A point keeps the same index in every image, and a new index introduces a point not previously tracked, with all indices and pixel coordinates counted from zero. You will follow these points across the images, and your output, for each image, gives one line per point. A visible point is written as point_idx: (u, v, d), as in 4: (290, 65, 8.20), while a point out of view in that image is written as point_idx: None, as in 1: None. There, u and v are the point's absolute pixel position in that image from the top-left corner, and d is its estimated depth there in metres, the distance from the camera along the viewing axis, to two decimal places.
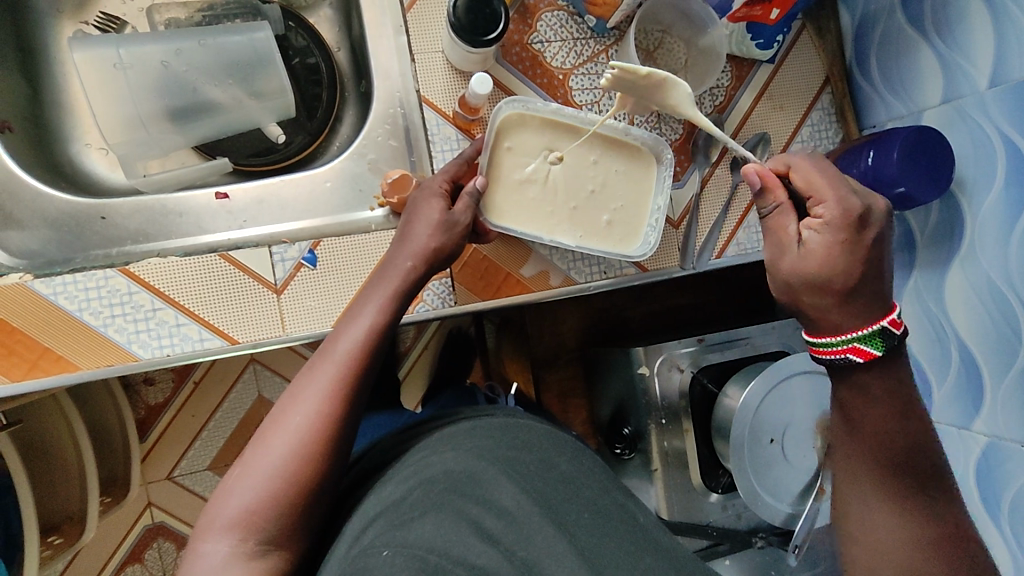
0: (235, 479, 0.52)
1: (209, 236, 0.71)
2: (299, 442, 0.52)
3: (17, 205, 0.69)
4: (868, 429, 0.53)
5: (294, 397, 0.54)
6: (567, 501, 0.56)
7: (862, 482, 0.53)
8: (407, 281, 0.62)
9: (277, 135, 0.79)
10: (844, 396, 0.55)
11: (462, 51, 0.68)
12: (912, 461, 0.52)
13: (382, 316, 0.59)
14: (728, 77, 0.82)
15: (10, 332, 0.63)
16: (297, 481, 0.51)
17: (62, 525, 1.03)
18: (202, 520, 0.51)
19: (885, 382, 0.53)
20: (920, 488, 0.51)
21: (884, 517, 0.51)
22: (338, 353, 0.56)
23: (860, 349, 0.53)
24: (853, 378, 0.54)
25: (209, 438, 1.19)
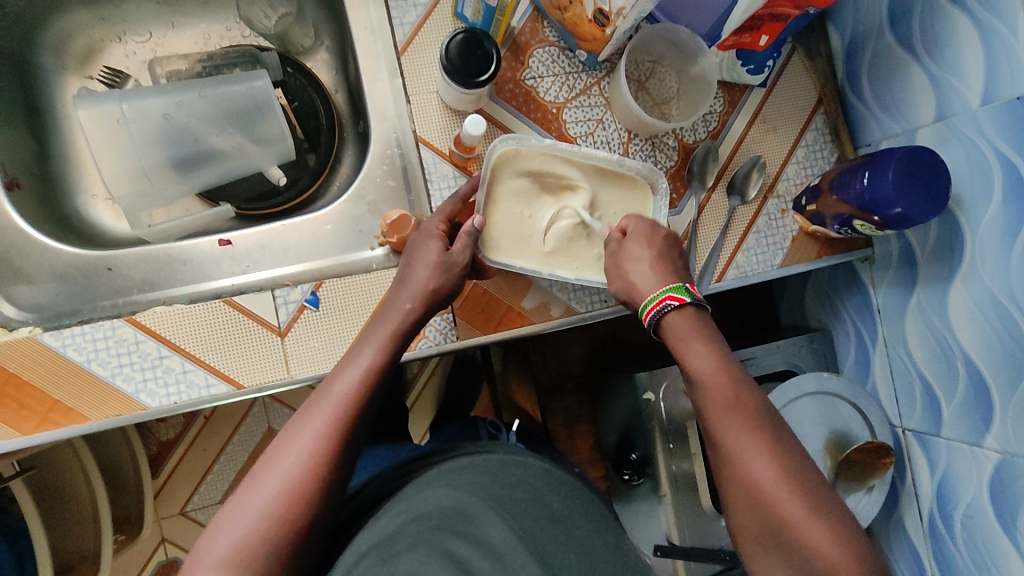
0: (227, 516, 0.52)
1: (214, 282, 0.72)
2: (293, 481, 0.52)
3: (24, 260, 0.69)
4: (701, 376, 0.58)
5: (290, 436, 0.55)
6: (564, 540, 0.56)
7: (727, 430, 0.56)
8: (406, 323, 0.63)
9: (278, 178, 0.80)
10: (679, 349, 0.60)
11: (456, 92, 0.69)
12: (749, 399, 0.57)
13: (379, 356, 0.60)
14: (719, 103, 0.83)
15: (22, 386, 0.64)
16: (289, 520, 0.52)
17: (77, 565, 1.03)
18: (190, 556, 0.51)
19: (698, 323, 0.61)
20: (767, 419, 0.56)
21: (754, 459, 0.54)
22: (336, 394, 0.57)
23: (674, 295, 0.61)
24: (677, 325, 0.61)
25: (221, 473, 1.20)
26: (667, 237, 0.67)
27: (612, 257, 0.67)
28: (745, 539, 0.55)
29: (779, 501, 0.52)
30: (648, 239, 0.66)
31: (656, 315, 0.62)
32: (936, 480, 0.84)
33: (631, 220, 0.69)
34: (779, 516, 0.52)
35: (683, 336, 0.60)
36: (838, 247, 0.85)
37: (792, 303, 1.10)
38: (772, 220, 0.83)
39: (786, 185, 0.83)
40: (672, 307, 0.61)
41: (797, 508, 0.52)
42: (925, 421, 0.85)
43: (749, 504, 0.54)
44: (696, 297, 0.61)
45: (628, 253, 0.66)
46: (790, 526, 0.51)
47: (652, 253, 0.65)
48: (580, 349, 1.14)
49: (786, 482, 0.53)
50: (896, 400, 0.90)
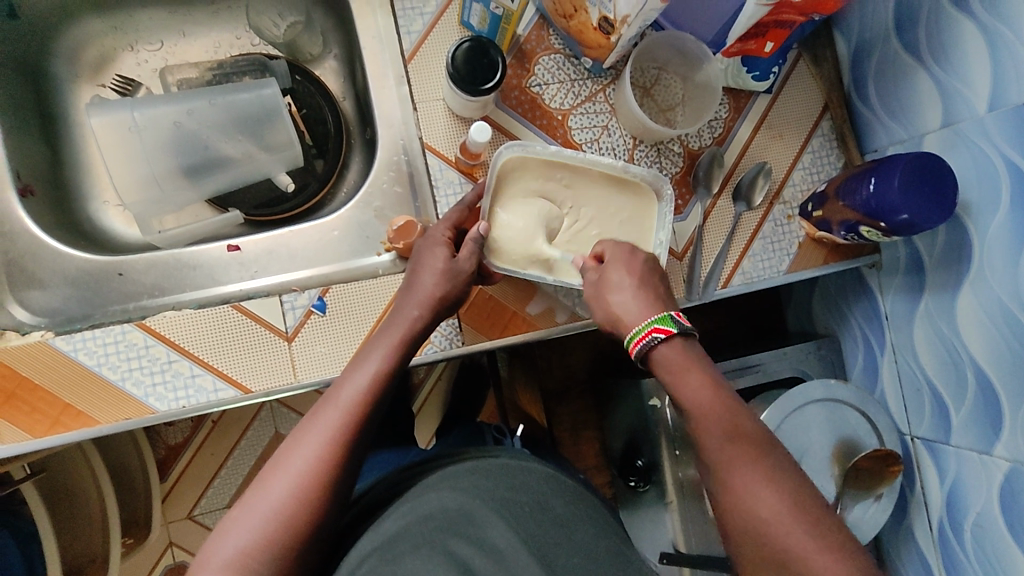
0: (233, 520, 0.52)
1: (223, 287, 0.72)
2: (299, 485, 0.53)
3: (37, 265, 0.70)
4: (697, 405, 0.58)
5: (297, 439, 0.56)
6: (569, 545, 0.56)
7: (726, 464, 0.55)
8: (415, 329, 0.64)
9: (286, 184, 0.81)
10: (671, 379, 0.60)
11: (462, 100, 0.70)
12: (747, 426, 0.57)
13: (387, 363, 0.61)
14: (725, 109, 0.83)
15: (33, 389, 0.65)
16: (294, 524, 0.52)
17: (86, 568, 1.04)
18: (196, 559, 0.52)
19: (691, 356, 0.60)
20: (767, 449, 0.56)
21: (755, 492, 0.53)
22: (343, 398, 0.57)
23: (658, 327, 0.60)
24: (666, 361, 0.60)
25: (229, 478, 1.20)
26: (646, 262, 0.67)
27: (592, 286, 0.66)
28: (753, 573, 0.54)
29: (781, 535, 0.52)
30: (628, 265, 0.65)
31: (643, 348, 0.61)
32: (946, 488, 0.83)
33: (610, 245, 0.67)
34: (783, 550, 0.51)
35: (675, 366, 0.60)
36: (845, 253, 0.85)
37: (799, 310, 1.10)
38: (778, 226, 0.83)
39: (792, 191, 0.83)
40: (658, 340, 0.60)
41: (800, 540, 0.51)
42: (934, 428, 0.84)
43: (752, 538, 0.53)
44: (682, 327, 0.61)
45: (611, 279, 0.65)
46: (794, 560, 0.51)
47: (631, 280, 0.65)
48: (586, 354, 1.14)
49: (788, 514, 0.52)
50: (905, 407, 0.89)
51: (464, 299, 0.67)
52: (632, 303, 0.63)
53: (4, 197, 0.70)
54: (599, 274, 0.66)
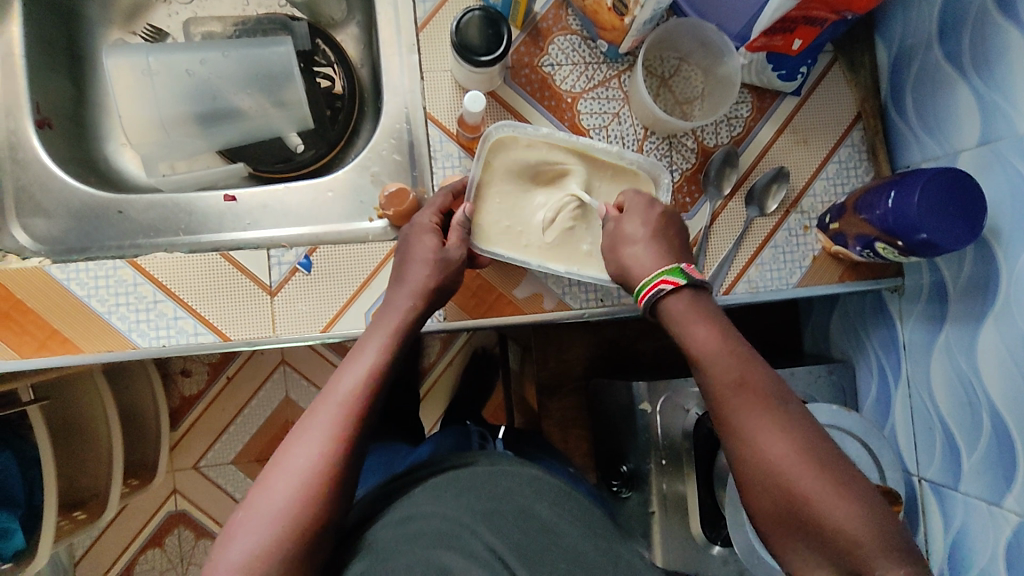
0: (238, 525, 0.50)
1: (217, 236, 0.74)
2: (305, 486, 0.50)
3: (47, 194, 0.73)
4: (704, 350, 0.55)
5: (296, 438, 0.53)
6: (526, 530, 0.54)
7: (734, 409, 0.52)
8: (409, 322, 0.62)
9: (296, 145, 0.83)
10: (678, 330, 0.57)
11: (466, 71, 0.70)
12: (755, 373, 0.53)
13: (383, 356, 0.58)
14: (747, 108, 0.79)
15: (26, 312, 0.67)
16: (301, 524, 0.49)
17: (87, 501, 1.05)
18: (205, 568, 0.49)
19: (699, 301, 0.57)
20: (776, 393, 0.52)
21: (767, 441, 0.50)
22: (340, 394, 0.55)
23: (666, 278, 0.58)
24: (673, 310, 0.57)
25: (235, 434, 1.24)
26: (664, 214, 0.64)
27: (609, 238, 0.64)
28: (762, 518, 0.51)
29: (790, 478, 0.48)
30: (643, 216, 0.64)
31: (651, 298, 0.59)
32: (950, 538, 0.77)
33: (629, 194, 0.66)
34: (790, 493, 0.48)
35: (684, 315, 0.57)
36: (865, 272, 0.79)
37: (816, 332, 1.03)
38: (793, 237, 0.78)
39: (811, 202, 0.79)
40: (666, 291, 0.58)
41: (810, 481, 0.48)
42: (944, 474, 0.77)
43: (759, 483, 0.50)
44: (693, 279, 0.58)
45: (625, 230, 0.63)
46: (803, 502, 0.48)
47: (646, 231, 0.63)
48: (585, 350, 1.08)
49: (799, 456, 0.49)
50: (914, 447, 0.82)
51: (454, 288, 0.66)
52: (643, 265, 0.61)
53: (21, 126, 0.74)
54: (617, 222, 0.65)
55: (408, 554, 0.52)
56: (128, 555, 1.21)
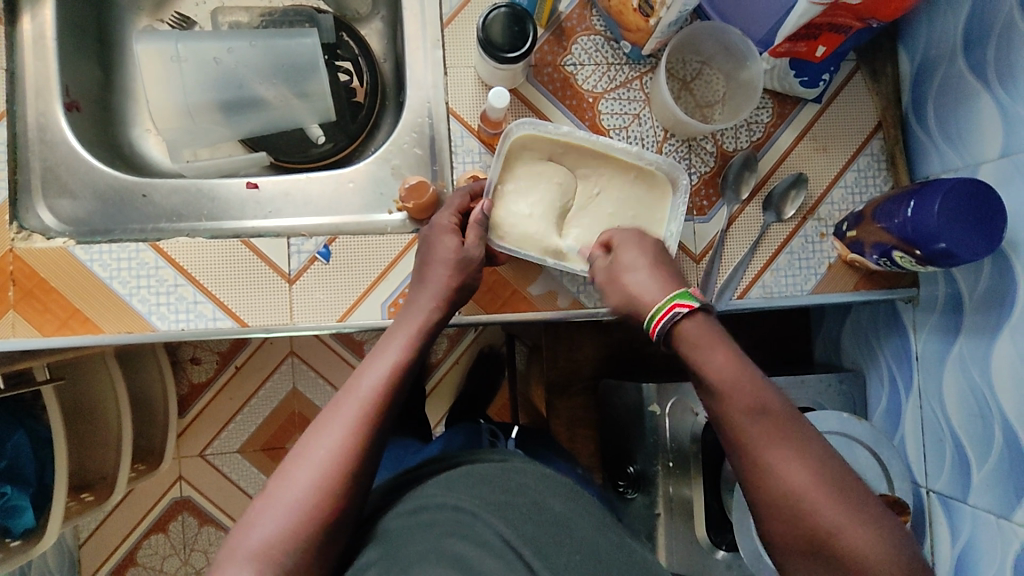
0: (258, 512, 0.50)
1: (238, 222, 0.75)
2: (325, 477, 0.51)
3: (72, 176, 0.74)
4: (722, 378, 0.52)
5: (318, 429, 0.54)
6: (538, 525, 0.55)
7: (758, 444, 0.50)
8: (431, 321, 0.62)
9: (317, 136, 0.84)
10: (696, 358, 0.54)
11: (490, 67, 0.70)
12: (773, 399, 0.51)
13: (406, 354, 0.59)
14: (768, 113, 0.80)
15: (49, 291, 0.67)
16: (318, 513, 0.50)
17: (96, 484, 1.06)
18: (223, 551, 0.50)
19: (714, 329, 0.55)
20: (793, 419, 0.51)
21: (791, 472, 0.48)
22: (362, 389, 0.55)
23: (681, 303, 0.56)
24: (688, 334, 0.55)
25: (243, 423, 1.25)
26: (656, 246, 0.64)
27: (605, 267, 0.64)
28: (783, 550, 0.50)
29: (818, 513, 0.47)
30: (639, 246, 0.63)
31: (666, 324, 0.56)
32: (957, 550, 0.77)
33: (616, 233, 0.65)
34: (818, 529, 0.47)
35: (701, 339, 0.54)
36: (880, 281, 0.79)
37: (827, 341, 1.03)
38: (809, 243, 0.78)
39: (828, 209, 0.79)
40: (681, 315, 0.55)
41: (838, 515, 0.47)
42: (952, 486, 0.77)
43: (783, 518, 0.48)
44: (704, 302, 0.56)
45: (622, 261, 0.62)
46: (832, 537, 0.47)
47: (646, 260, 0.62)
48: (595, 350, 1.07)
49: (825, 489, 0.48)
50: (923, 459, 0.82)
51: (475, 286, 0.66)
52: (651, 292, 0.59)
53: (50, 107, 0.74)
54: (610, 260, 0.64)
55: (421, 540, 0.52)
56: (131, 540, 1.22)
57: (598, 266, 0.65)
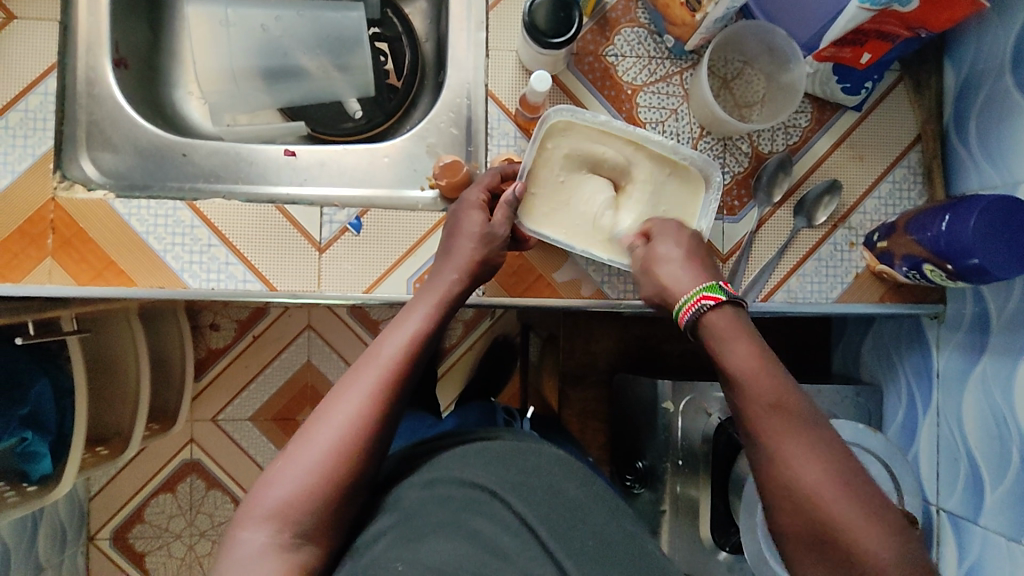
0: (277, 471, 0.51)
1: (273, 188, 0.76)
2: (344, 441, 0.51)
3: (116, 130, 0.76)
4: (741, 369, 0.53)
5: (338, 394, 0.54)
6: (551, 507, 0.56)
7: (771, 436, 0.50)
8: (453, 293, 0.62)
9: (354, 111, 0.85)
10: (717, 347, 0.55)
11: (533, 52, 0.70)
12: (789, 395, 0.51)
13: (427, 325, 0.59)
14: (806, 118, 0.79)
15: (86, 242, 0.69)
16: (336, 477, 0.51)
17: (111, 438, 1.07)
18: (243, 506, 0.51)
19: (742, 321, 0.55)
20: (810, 418, 0.50)
21: (801, 468, 0.48)
22: (383, 356, 0.56)
23: (708, 295, 0.57)
24: (715, 326, 0.55)
25: (257, 391, 1.27)
26: (694, 237, 0.65)
27: (641, 258, 0.65)
28: (795, 548, 0.49)
29: (827, 510, 0.46)
30: (675, 238, 0.64)
31: (691, 315, 0.57)
32: (964, 570, 0.76)
33: (658, 222, 0.66)
34: (829, 526, 0.46)
35: (724, 332, 0.55)
36: (907, 295, 0.79)
37: (846, 353, 1.02)
38: (837, 251, 0.78)
39: (860, 219, 0.79)
40: (706, 307, 0.56)
41: (849, 514, 0.46)
42: (963, 506, 0.77)
43: (795, 513, 0.48)
44: (733, 295, 0.56)
45: (657, 252, 0.63)
46: (842, 535, 0.46)
47: (680, 252, 0.62)
48: (611, 345, 1.08)
49: (837, 489, 0.47)
50: (936, 478, 0.81)
51: (499, 262, 0.67)
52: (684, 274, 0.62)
53: (99, 63, 0.76)
54: (648, 249, 0.65)
55: (437, 510, 0.53)
56: (140, 497, 1.24)
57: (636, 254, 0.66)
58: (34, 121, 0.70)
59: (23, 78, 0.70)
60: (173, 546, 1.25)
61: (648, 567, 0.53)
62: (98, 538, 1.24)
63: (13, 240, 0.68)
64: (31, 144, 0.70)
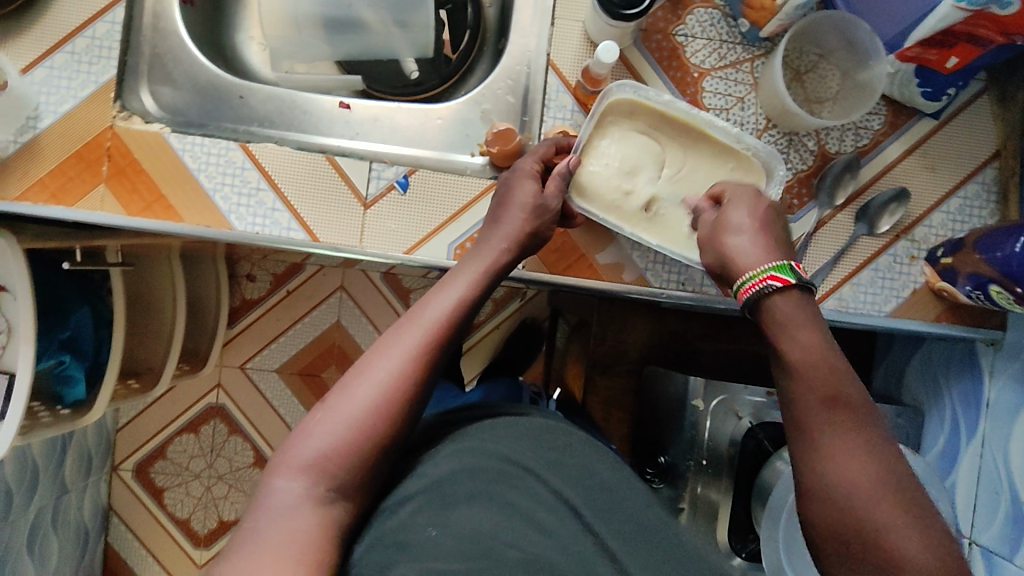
0: (314, 422, 0.51)
1: (324, 139, 0.76)
2: (383, 398, 0.51)
3: (177, 66, 0.78)
4: (799, 354, 0.50)
5: (379, 351, 0.53)
6: (574, 489, 0.55)
7: (821, 426, 0.48)
8: (501, 262, 0.61)
9: (411, 71, 0.86)
10: (775, 330, 0.51)
11: (601, 23, 0.68)
12: (846, 388, 0.48)
13: (472, 291, 0.58)
14: (880, 120, 0.75)
15: (139, 173, 0.69)
16: (373, 434, 0.50)
17: (142, 373, 1.09)
18: (278, 455, 0.51)
19: (809, 305, 0.51)
20: (864, 413, 0.48)
21: (848, 461, 0.46)
22: (427, 317, 0.55)
23: (775, 276, 0.52)
24: (780, 311, 0.51)
25: (286, 344, 1.28)
26: (771, 210, 0.59)
27: (709, 224, 0.60)
28: (821, 539, 0.47)
29: (871, 506, 0.44)
30: (751, 206, 0.59)
31: (754, 294, 0.53)
32: None
33: (732, 187, 0.62)
34: (857, 519, 0.44)
35: (785, 315, 0.51)
36: (963, 317, 0.75)
37: (889, 372, 0.98)
38: (896, 263, 0.74)
39: (925, 232, 0.75)
40: (774, 288, 0.51)
41: (882, 509, 0.44)
42: (998, 541, 0.74)
43: (823, 502, 0.46)
44: (802, 279, 0.52)
45: (729, 219, 0.58)
46: (880, 530, 0.44)
47: (753, 223, 0.57)
48: (644, 336, 1.05)
49: (884, 486, 0.45)
50: (971, 508, 0.78)
51: (548, 236, 0.66)
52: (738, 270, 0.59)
53: None
54: (718, 216, 0.60)
55: (466, 481, 0.53)
56: (164, 433, 1.28)
57: (704, 220, 0.61)
58: (100, 48, 0.71)
59: (94, 6, 0.71)
60: (191, 485, 1.28)
61: (669, 561, 0.52)
62: (121, 469, 1.28)
63: (70, 165, 0.69)
64: (96, 71, 0.70)
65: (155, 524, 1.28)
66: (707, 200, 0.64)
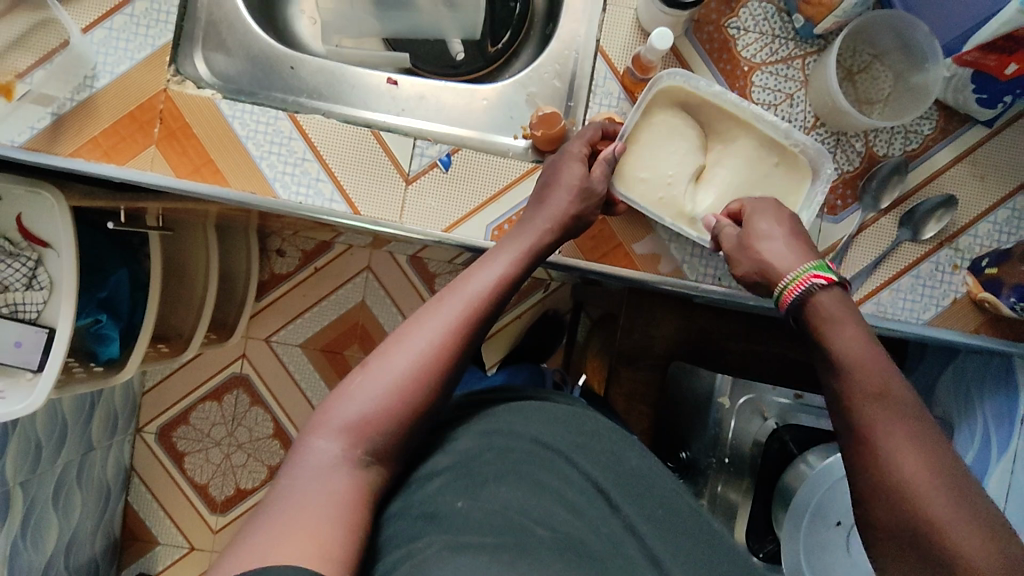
0: (353, 385, 0.52)
1: (369, 114, 0.77)
2: (421, 366, 0.52)
3: (231, 35, 0.80)
4: (850, 352, 0.51)
5: (419, 320, 0.54)
6: (603, 474, 0.55)
7: (873, 422, 0.49)
8: (543, 243, 0.62)
9: (456, 52, 0.88)
10: (824, 328, 0.53)
11: (655, 10, 0.68)
12: (898, 386, 0.49)
13: (513, 269, 0.59)
14: (931, 125, 0.74)
15: (189, 136, 0.71)
16: (410, 401, 0.51)
17: (172, 338, 1.11)
18: (316, 415, 0.51)
19: (848, 304, 0.53)
20: (917, 411, 0.48)
21: (900, 458, 0.46)
22: (468, 291, 0.56)
23: (818, 275, 0.54)
24: (823, 307, 0.53)
25: (312, 319, 1.30)
26: (791, 217, 0.61)
27: (735, 239, 0.61)
28: (877, 536, 0.48)
29: (923, 501, 0.45)
30: (777, 217, 0.60)
31: (797, 295, 0.55)
32: None
33: (749, 202, 0.63)
34: (919, 518, 0.45)
35: (831, 313, 0.53)
36: (1005, 330, 0.73)
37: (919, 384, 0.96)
38: (938, 271, 0.73)
39: (969, 241, 0.73)
40: (817, 286, 0.54)
41: (946, 508, 0.44)
42: None
43: (881, 500, 0.47)
44: (842, 278, 0.55)
45: (755, 228, 0.60)
46: (932, 525, 0.44)
47: (782, 230, 0.59)
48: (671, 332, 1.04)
49: (938, 482, 0.45)
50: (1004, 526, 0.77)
51: (590, 221, 0.66)
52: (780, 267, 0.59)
53: None
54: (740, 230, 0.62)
55: (494, 459, 0.54)
56: (189, 399, 1.30)
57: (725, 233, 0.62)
58: (158, 13, 0.72)
59: None
60: (211, 452, 1.30)
61: (692, 550, 0.52)
62: (145, 431, 1.30)
63: (123, 124, 0.70)
64: (153, 34, 0.72)
65: (174, 487, 1.30)
66: (725, 218, 0.64)
